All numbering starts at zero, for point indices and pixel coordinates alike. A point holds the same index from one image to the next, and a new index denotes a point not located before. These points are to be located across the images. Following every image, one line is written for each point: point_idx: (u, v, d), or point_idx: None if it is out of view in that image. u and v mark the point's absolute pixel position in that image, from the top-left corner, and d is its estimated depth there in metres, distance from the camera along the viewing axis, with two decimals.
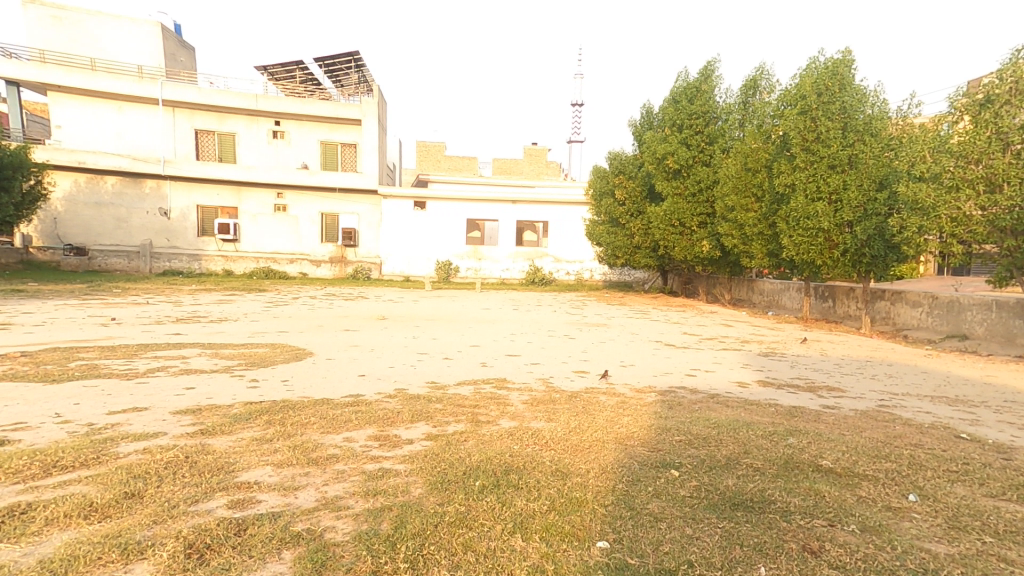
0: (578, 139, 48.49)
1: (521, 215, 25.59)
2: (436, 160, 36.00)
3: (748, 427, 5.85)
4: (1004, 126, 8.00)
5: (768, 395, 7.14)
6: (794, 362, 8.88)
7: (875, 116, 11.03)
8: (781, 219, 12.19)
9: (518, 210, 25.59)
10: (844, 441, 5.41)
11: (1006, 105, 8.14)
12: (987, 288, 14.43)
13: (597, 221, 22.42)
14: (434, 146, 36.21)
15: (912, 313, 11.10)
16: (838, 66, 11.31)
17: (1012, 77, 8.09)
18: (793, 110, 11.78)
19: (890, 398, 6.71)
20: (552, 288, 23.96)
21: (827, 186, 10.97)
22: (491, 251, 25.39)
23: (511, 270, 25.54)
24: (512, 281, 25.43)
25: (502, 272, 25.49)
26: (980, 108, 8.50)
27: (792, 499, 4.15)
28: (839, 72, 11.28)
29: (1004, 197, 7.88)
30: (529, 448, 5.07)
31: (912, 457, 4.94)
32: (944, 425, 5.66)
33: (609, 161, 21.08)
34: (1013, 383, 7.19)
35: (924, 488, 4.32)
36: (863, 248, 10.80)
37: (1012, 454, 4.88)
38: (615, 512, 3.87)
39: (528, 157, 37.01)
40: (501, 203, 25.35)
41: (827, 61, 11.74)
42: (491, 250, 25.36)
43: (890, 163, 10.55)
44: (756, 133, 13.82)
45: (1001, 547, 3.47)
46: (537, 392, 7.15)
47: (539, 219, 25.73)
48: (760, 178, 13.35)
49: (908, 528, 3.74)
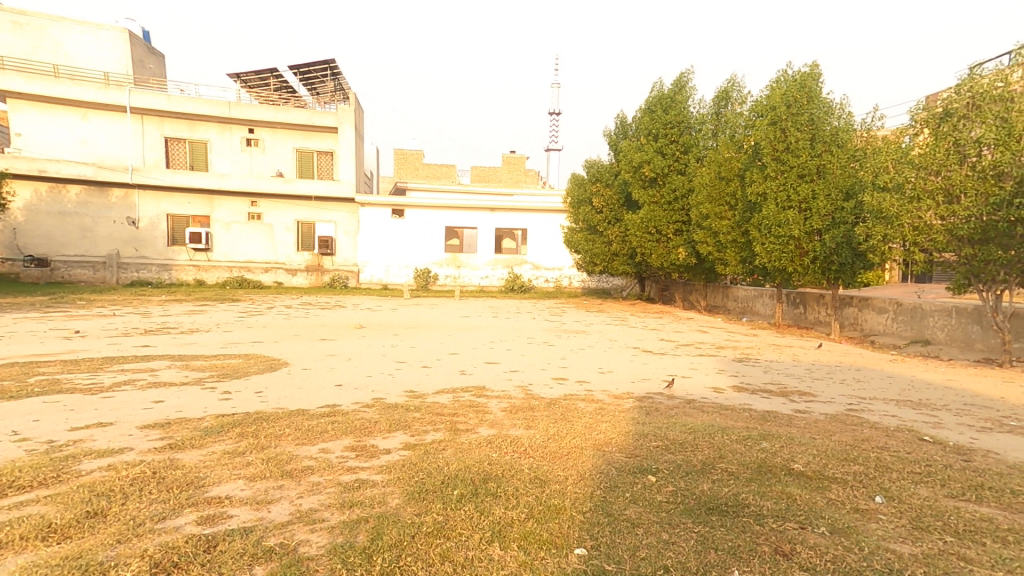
0: (555, 146, 49.11)
1: (499, 223, 25.66)
2: (414, 167, 35.89)
3: (723, 432, 5.96)
4: (961, 139, 8.33)
5: (743, 400, 7.26)
6: (767, 367, 9.06)
7: (841, 128, 11.39)
8: (753, 227, 12.44)
9: (497, 217, 25.63)
10: (814, 445, 5.54)
11: (963, 119, 8.51)
12: (945, 296, 14.98)
13: (575, 229, 22.63)
14: (412, 154, 36.12)
15: (878, 319, 11.41)
16: (806, 79, 11.66)
17: (981, 90, 8.33)
18: (764, 121, 12.07)
19: (858, 402, 6.88)
20: (530, 295, 24.07)
21: (796, 195, 11.27)
22: (469, 259, 25.37)
23: (490, 278, 25.50)
24: (491, 289, 25.40)
25: (481, 279, 25.45)
26: (940, 121, 8.81)
27: (766, 502, 4.23)
28: (807, 85, 11.64)
29: (962, 208, 8.20)
30: (508, 456, 5.06)
31: (878, 460, 5.08)
32: (908, 428, 5.84)
33: (587, 169, 21.28)
34: (972, 386, 7.45)
35: (889, 490, 4.46)
36: (831, 256, 11.05)
37: (970, 455, 5.06)
38: (594, 519, 3.89)
39: (506, 166, 37.15)
40: (479, 211, 25.39)
41: (795, 74, 12.08)
42: (470, 258, 25.35)
43: (856, 173, 10.87)
44: (729, 143, 14.10)
45: (960, 546, 3.59)
46: (516, 399, 7.16)
47: (518, 227, 25.82)
48: (733, 187, 13.64)
49: (874, 529, 3.84)
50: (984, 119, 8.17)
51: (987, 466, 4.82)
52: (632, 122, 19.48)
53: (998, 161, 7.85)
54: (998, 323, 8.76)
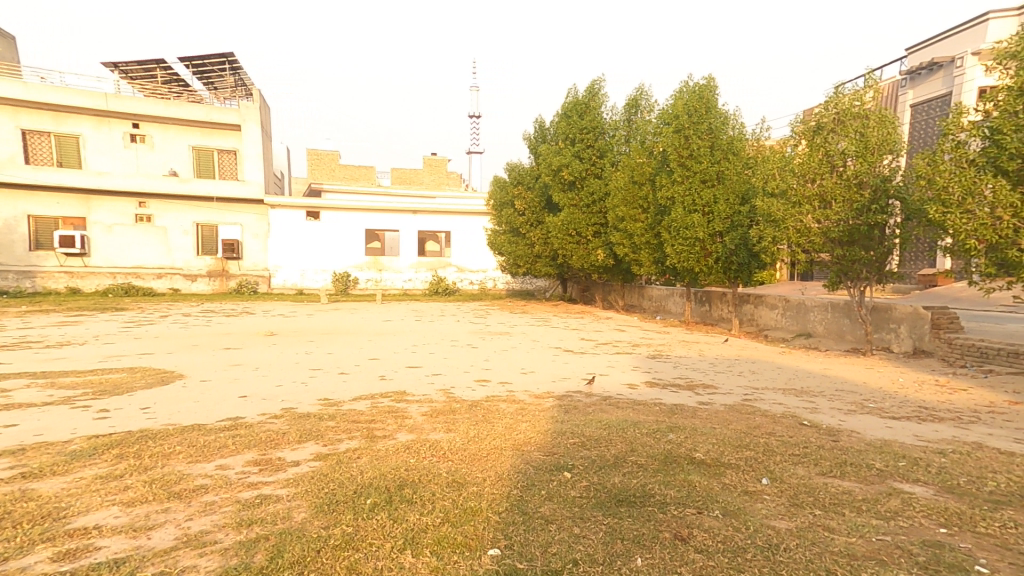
0: (477, 150, 49.34)
1: (422, 226, 25.37)
2: (330, 168, 34.69)
3: (635, 426, 6.21)
4: (831, 150, 9.23)
5: (654, 395, 7.61)
6: (677, 363, 9.56)
7: (736, 137, 12.31)
8: (664, 230, 13.04)
9: (419, 220, 25.33)
10: (714, 434, 5.91)
11: (831, 132, 9.44)
12: (824, 292, 16.61)
13: (499, 232, 22.81)
14: (327, 154, 34.90)
15: (771, 314, 12.35)
16: (703, 90, 12.41)
17: (831, 110, 9.47)
18: (669, 129, 12.71)
19: (753, 392, 7.43)
20: (454, 298, 23.99)
21: (700, 200, 11.96)
22: (391, 262, 24.89)
23: (413, 281, 25.11)
24: (415, 292, 25.02)
25: (404, 283, 25.00)
26: (814, 133, 9.68)
27: (669, 491, 4.45)
28: (705, 96, 12.38)
29: (834, 213, 9.08)
30: (426, 460, 4.99)
31: (766, 444, 5.51)
32: (792, 414, 6.38)
33: (507, 172, 21.54)
34: (846, 373, 8.28)
35: (774, 471, 4.84)
36: (731, 256, 11.92)
37: (840, 435, 5.61)
38: (508, 518, 3.92)
39: (428, 167, 36.79)
40: (400, 213, 24.97)
41: (695, 85, 12.82)
42: (392, 261, 24.86)
43: (749, 179, 11.87)
44: (639, 149, 14.75)
45: (827, 517, 3.96)
46: (437, 403, 7.09)
47: (442, 230, 25.66)
48: (645, 191, 14.30)
49: (759, 509, 4.15)
50: (848, 133, 9.14)
51: (853, 444, 5.36)
52: (550, 126, 19.93)
53: (859, 171, 8.86)
54: (861, 316, 9.66)
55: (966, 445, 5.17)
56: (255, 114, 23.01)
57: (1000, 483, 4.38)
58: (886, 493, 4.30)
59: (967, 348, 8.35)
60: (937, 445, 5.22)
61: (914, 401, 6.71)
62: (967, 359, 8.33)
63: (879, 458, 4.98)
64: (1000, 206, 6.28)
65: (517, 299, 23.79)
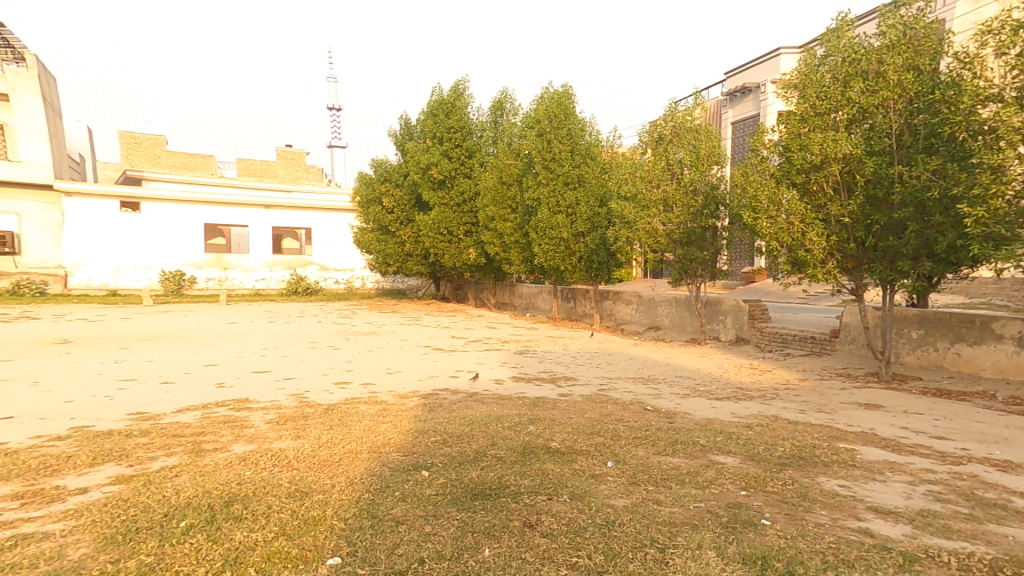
0: (338, 145, 47.46)
1: (276, 221, 23.67)
2: (157, 156, 31.14)
3: (497, 420, 6.19)
4: (671, 161, 10.20)
5: (518, 389, 7.72)
6: (542, 357, 9.84)
7: (593, 143, 12.99)
8: (532, 230, 13.44)
9: (273, 215, 23.62)
10: (569, 423, 6.10)
11: (669, 143, 10.36)
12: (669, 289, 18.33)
13: (366, 229, 22.01)
14: (148, 138, 31.14)
15: (627, 310, 13.23)
16: (562, 98, 13.04)
17: (668, 123, 10.40)
18: (533, 133, 13.17)
19: (608, 382, 7.85)
20: (316, 298, 22.67)
21: (564, 201, 12.52)
22: (239, 260, 22.86)
23: (267, 280, 23.31)
24: (269, 292, 23.23)
25: (255, 282, 23.07)
26: (657, 143, 10.52)
27: (524, 481, 4.42)
28: (563, 103, 13.01)
29: (674, 216, 10.07)
30: (264, 472, 4.48)
31: (614, 430, 5.80)
32: (639, 400, 6.82)
33: (375, 169, 20.88)
34: (685, 361, 9.12)
35: (619, 454, 5.08)
36: (592, 255, 12.52)
37: (675, 417, 6.10)
38: (354, 524, 3.62)
39: (282, 160, 34.56)
40: (250, 207, 23.06)
41: (553, 93, 13.41)
42: (239, 259, 22.85)
43: (606, 183, 12.53)
44: (509, 151, 14.94)
45: (659, 492, 4.22)
46: (286, 409, 6.48)
47: (300, 226, 24.23)
48: (512, 192, 14.66)
49: (602, 490, 4.30)
50: (683, 144, 10.11)
51: (686, 424, 5.84)
52: (416, 124, 19.71)
53: (693, 179, 9.88)
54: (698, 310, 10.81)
55: (766, 418, 5.96)
56: (32, 84, 20.02)
57: (786, 447, 5.07)
58: (704, 465, 4.74)
59: (771, 335, 9.67)
60: (745, 420, 5.94)
61: (733, 382, 7.59)
62: (771, 345, 9.65)
63: (701, 434, 5.49)
64: (794, 213, 7.30)
65: (387, 299, 23.15)
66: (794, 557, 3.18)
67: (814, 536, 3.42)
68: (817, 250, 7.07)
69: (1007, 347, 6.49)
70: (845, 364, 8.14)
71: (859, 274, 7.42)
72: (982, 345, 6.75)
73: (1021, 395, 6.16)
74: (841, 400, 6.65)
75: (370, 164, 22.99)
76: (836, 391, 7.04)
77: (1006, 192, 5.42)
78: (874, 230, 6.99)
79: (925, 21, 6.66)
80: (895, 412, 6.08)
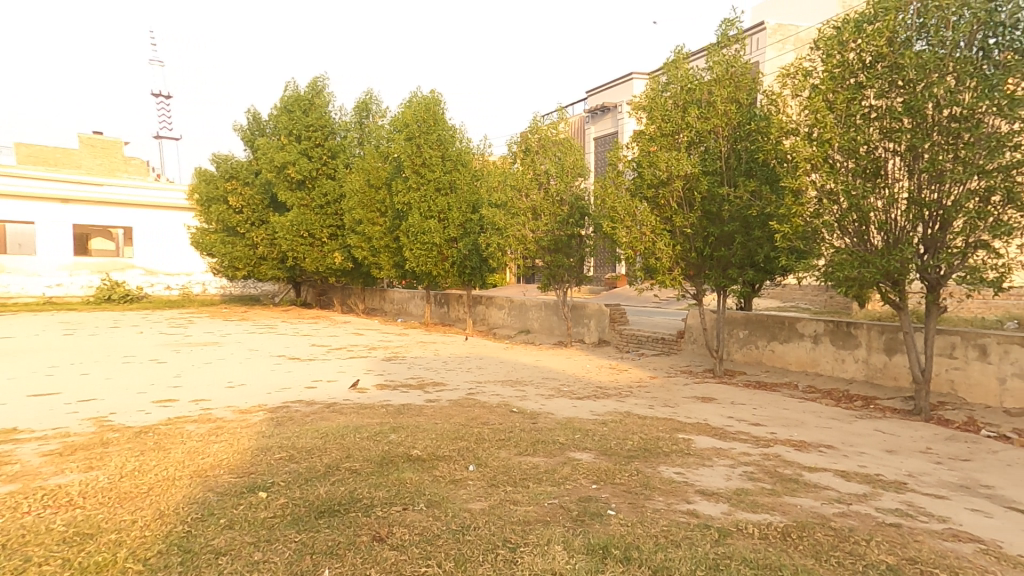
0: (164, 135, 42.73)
1: (76, 219, 20.91)
2: None
3: (356, 431, 5.96)
4: (539, 172, 10.66)
5: (383, 397, 7.53)
6: (410, 363, 9.72)
7: (464, 150, 13.17)
8: (402, 234, 13.26)
9: (70, 211, 20.76)
10: (434, 429, 6.07)
11: (536, 154, 10.80)
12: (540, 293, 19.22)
13: (205, 231, 20.31)
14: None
15: (499, 314, 13.56)
16: (431, 104, 13.10)
17: (534, 135, 10.84)
18: (402, 136, 13.04)
19: (477, 385, 7.98)
20: (139, 305, 20.30)
21: (435, 206, 12.53)
22: (22, 263, 19.69)
23: (65, 286, 20.34)
24: (69, 300, 20.29)
25: (44, 288, 19.96)
26: (525, 153, 10.93)
27: (378, 493, 4.31)
28: (432, 108, 13.07)
29: (541, 224, 10.54)
30: (28, 516, 3.83)
31: (479, 434, 5.89)
32: (506, 403, 7.02)
33: (217, 165, 19.27)
34: (552, 363, 9.54)
35: (480, 458, 5.16)
36: (465, 261, 12.66)
37: (538, 418, 6.37)
38: (161, 563, 3.25)
39: (87, 148, 30.33)
40: (44, 202, 20.12)
41: (421, 98, 13.42)
42: (21, 261, 19.68)
43: (478, 190, 12.75)
44: (376, 155, 15.01)
45: (516, 492, 4.35)
46: (75, 438, 5.64)
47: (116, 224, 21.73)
48: (382, 195, 14.38)
49: (461, 495, 4.33)
50: (549, 156, 10.62)
51: (548, 424, 6.12)
52: (268, 120, 18.63)
53: (560, 189, 10.50)
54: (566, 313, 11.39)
55: (621, 415, 6.44)
56: None
57: (635, 440, 5.52)
58: (561, 462, 4.99)
59: (629, 337, 10.51)
60: (602, 417, 6.38)
61: (593, 382, 8.12)
62: (628, 346, 10.48)
63: (561, 433, 5.79)
64: (645, 224, 7.99)
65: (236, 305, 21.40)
66: (632, 542, 3.43)
67: (650, 521, 3.74)
68: (664, 258, 7.83)
69: (806, 343, 7.67)
70: (687, 362, 9.10)
71: (697, 280, 8.31)
72: (789, 343, 7.92)
73: (817, 383, 7.35)
74: (682, 395, 7.42)
75: (211, 156, 21.19)
76: (678, 387, 7.84)
77: (804, 213, 6.28)
78: (709, 241, 7.94)
79: (741, 62, 7.72)
80: (724, 403, 6.92)
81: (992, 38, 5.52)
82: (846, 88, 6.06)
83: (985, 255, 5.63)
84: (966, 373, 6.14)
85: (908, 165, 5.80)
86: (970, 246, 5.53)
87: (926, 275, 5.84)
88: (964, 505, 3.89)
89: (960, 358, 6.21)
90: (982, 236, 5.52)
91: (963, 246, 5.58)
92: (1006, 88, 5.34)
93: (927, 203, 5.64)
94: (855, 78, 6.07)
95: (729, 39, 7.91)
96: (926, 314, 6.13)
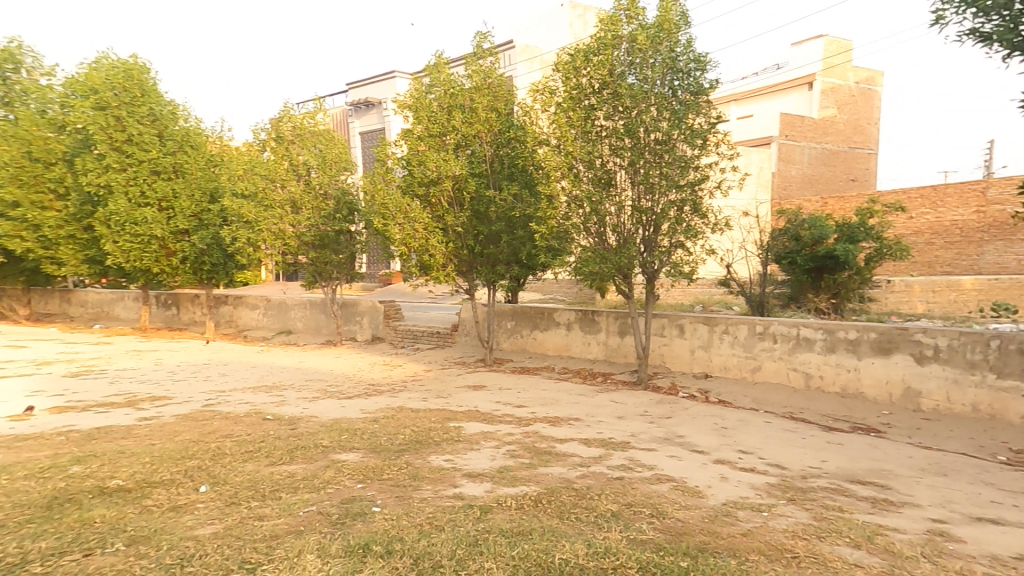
0: None
1: None
2: None
3: (13, 468, 4.42)
4: (293, 161, 9.87)
5: (63, 421, 5.85)
6: (117, 376, 8.00)
7: (192, 130, 12.07)
8: (102, 223, 11.56)
9: None
10: (150, 451, 4.95)
11: (290, 142, 10.01)
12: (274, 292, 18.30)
13: None
14: None
15: (251, 315, 12.32)
16: (134, 70, 11.59)
17: (287, 123, 10.02)
18: (88, 103, 11.16)
19: (217, 396, 6.95)
20: None
21: (155, 193, 11.31)
22: None
23: None
24: None
25: None
26: (275, 141, 10.05)
27: (40, 543, 3.21)
28: (134, 76, 11.55)
29: (303, 217, 9.79)
30: None
31: (217, 449, 5.04)
32: (255, 411, 6.29)
33: None
34: (315, 364, 8.87)
35: (215, 476, 4.40)
36: (203, 255, 11.78)
37: (296, 422, 5.84)
38: None
39: None
40: None
41: (120, 62, 11.74)
42: None
43: (215, 178, 11.93)
44: (42, 125, 12.91)
45: (263, 508, 3.81)
46: None
47: None
48: (61, 174, 12.60)
49: (185, 521, 3.59)
50: (307, 145, 9.93)
51: (307, 428, 5.65)
52: None
53: (322, 182, 9.81)
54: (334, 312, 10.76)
55: (393, 410, 6.33)
56: None
57: (406, 434, 5.47)
58: (324, 466, 4.62)
59: (405, 331, 10.45)
60: (371, 414, 6.16)
61: (365, 380, 7.82)
62: (405, 341, 10.43)
63: (325, 436, 5.38)
64: (419, 220, 7.99)
65: None
66: (395, 536, 3.30)
67: (415, 511, 3.68)
68: (438, 255, 7.99)
69: (562, 330, 8.63)
70: (465, 354, 9.44)
71: (469, 275, 8.69)
72: (549, 331, 8.80)
73: (569, 364, 8.35)
74: (454, 385, 7.67)
75: None
76: (452, 377, 8.10)
77: (557, 216, 7.11)
78: (479, 239, 8.35)
79: (496, 74, 8.35)
80: (492, 390, 7.36)
81: (676, 80, 6.84)
82: (581, 109, 6.96)
83: (683, 253, 7.08)
84: (670, 347, 7.65)
85: (630, 177, 6.90)
86: (674, 246, 6.96)
87: (645, 268, 7.09)
88: (668, 453, 4.79)
89: (667, 334, 7.69)
90: (678, 237, 6.99)
91: (671, 245, 6.98)
92: (690, 122, 6.72)
93: (645, 211, 6.82)
94: (589, 101, 6.99)
95: (484, 51, 8.48)
96: (647, 301, 7.45)
